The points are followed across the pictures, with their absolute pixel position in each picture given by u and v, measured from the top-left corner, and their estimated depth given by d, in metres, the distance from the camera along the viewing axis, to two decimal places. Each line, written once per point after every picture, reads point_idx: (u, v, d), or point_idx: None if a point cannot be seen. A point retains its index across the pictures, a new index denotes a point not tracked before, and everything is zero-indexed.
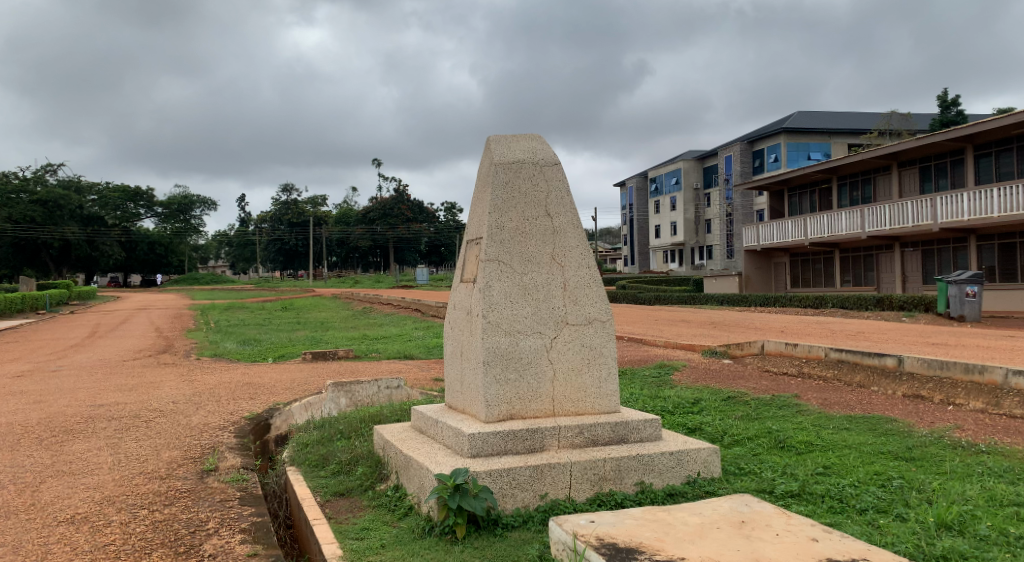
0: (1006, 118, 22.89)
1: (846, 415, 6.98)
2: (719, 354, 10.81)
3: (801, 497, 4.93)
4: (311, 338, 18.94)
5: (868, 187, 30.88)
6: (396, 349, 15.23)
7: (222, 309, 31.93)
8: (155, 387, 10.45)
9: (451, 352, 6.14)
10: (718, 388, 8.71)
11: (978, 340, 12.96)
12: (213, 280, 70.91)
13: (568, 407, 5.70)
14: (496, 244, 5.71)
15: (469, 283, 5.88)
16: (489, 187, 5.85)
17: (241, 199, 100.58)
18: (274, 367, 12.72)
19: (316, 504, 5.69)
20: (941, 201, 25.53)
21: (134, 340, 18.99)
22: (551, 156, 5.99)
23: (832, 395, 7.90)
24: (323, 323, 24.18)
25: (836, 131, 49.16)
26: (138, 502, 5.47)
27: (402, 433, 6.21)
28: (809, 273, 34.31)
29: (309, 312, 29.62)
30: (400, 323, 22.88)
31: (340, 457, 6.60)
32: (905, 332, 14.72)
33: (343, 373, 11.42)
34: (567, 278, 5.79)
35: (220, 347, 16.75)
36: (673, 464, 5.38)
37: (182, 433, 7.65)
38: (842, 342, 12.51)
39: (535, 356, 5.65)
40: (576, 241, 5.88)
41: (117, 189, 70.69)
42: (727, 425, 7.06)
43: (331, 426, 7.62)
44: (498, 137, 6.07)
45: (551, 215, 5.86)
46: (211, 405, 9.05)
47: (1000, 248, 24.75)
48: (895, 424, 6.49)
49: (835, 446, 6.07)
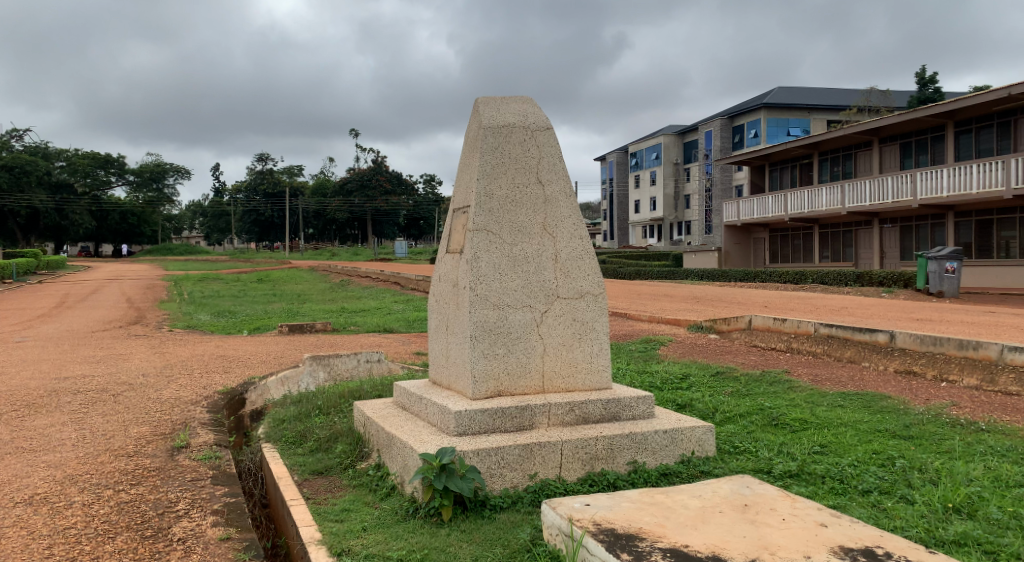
0: (987, 94, 22.81)
1: (838, 392, 6.82)
2: (705, 329, 10.64)
3: (800, 477, 4.75)
4: (288, 310, 18.61)
5: (849, 162, 30.82)
6: (375, 322, 14.94)
7: (197, 280, 31.41)
8: (125, 359, 10.09)
9: (435, 327, 5.88)
10: (706, 363, 8.54)
11: (962, 316, 12.91)
12: (187, 251, 69.90)
13: (559, 383, 5.47)
14: (484, 213, 5.43)
15: (455, 254, 5.60)
16: (477, 151, 5.54)
17: (216, 169, 99.15)
18: (250, 340, 12.38)
19: (293, 484, 5.44)
20: (921, 177, 25.52)
21: (104, 310, 18.52)
22: (543, 121, 5.69)
23: (823, 371, 7.76)
24: (300, 295, 23.81)
25: (816, 107, 49.10)
26: (103, 481, 5.17)
27: (384, 409, 5.96)
28: (787, 248, 34.39)
29: (286, 284, 29.19)
30: (378, 295, 22.58)
31: (318, 434, 6.33)
32: (888, 307, 14.68)
33: (320, 346, 11.14)
34: (558, 250, 5.53)
35: (194, 318, 16.35)
36: (667, 443, 5.18)
37: (151, 408, 7.32)
38: (828, 317, 12.42)
39: (525, 331, 5.40)
40: (569, 211, 5.61)
41: (88, 156, 69.22)
42: (718, 401, 6.88)
43: (308, 401, 7.35)
44: (487, 99, 5.75)
45: (542, 183, 5.58)
46: (182, 378, 8.72)
47: (977, 225, 24.86)
48: (890, 401, 6.32)
49: (831, 424, 5.88)
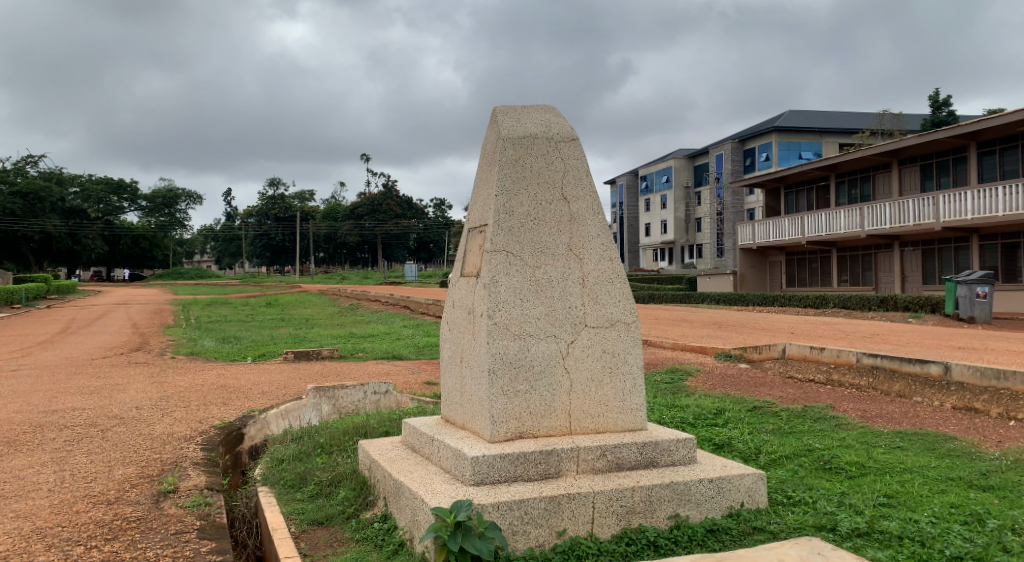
0: (1012, 115, 22.20)
1: (894, 431, 6.17)
2: (734, 357, 9.96)
3: (872, 537, 4.12)
4: (294, 336, 18.03)
5: (867, 185, 30.18)
6: (385, 348, 14.33)
7: (205, 304, 30.93)
8: (120, 389, 9.49)
9: (448, 359, 5.29)
10: (741, 397, 7.88)
11: (1004, 344, 12.22)
12: (197, 274, 69.53)
13: (587, 425, 4.85)
14: (503, 233, 4.85)
15: (471, 278, 5.02)
16: (496, 164, 4.97)
17: (228, 193, 99.44)
18: (253, 368, 11.81)
19: (288, 536, 4.82)
20: (944, 199, 24.84)
21: (106, 336, 17.99)
22: (568, 131, 5.12)
23: (871, 406, 7.10)
24: (308, 319, 23.24)
25: (830, 130, 48.61)
26: (75, 536, 4.57)
27: (392, 451, 5.33)
28: (804, 272, 33.67)
29: (295, 308, 28.66)
30: (388, 320, 21.98)
31: (319, 477, 5.72)
32: (920, 334, 14.01)
33: (326, 375, 10.55)
34: (586, 273, 4.94)
35: (198, 345, 15.80)
36: (713, 494, 4.55)
37: (141, 444, 6.72)
38: (864, 345, 11.73)
39: (549, 364, 4.79)
40: (598, 230, 5.02)
41: (101, 180, 69.39)
42: (760, 441, 6.25)
43: (310, 438, 6.73)
44: (506, 108, 5.19)
45: (567, 200, 5.00)
46: (178, 411, 8.10)
47: (1003, 248, 24.13)
48: (957, 443, 5.68)
49: (895, 470, 5.25)
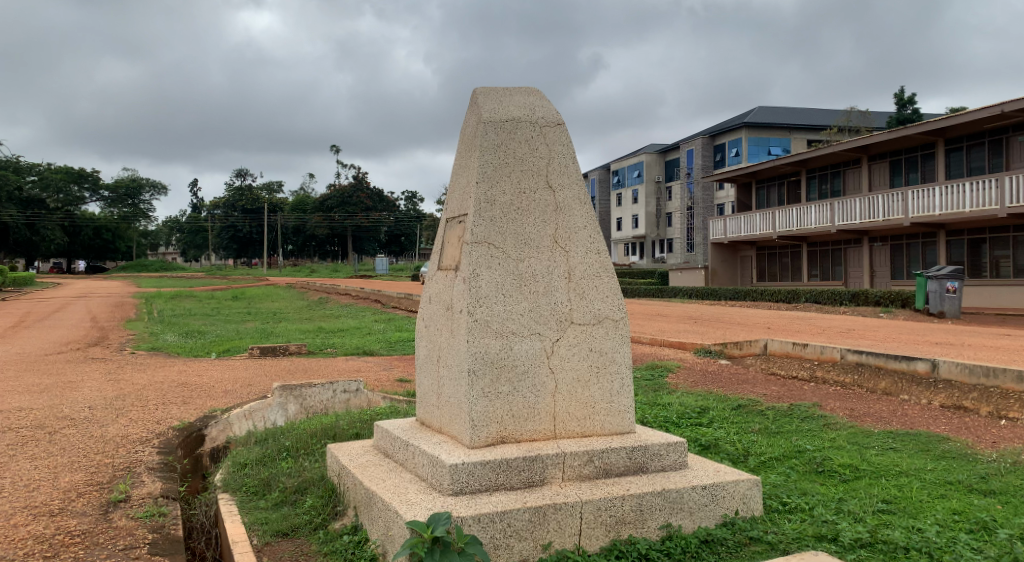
0: (979, 112, 22.35)
1: (886, 432, 5.95)
2: (715, 354, 9.73)
3: (875, 547, 3.89)
4: (261, 330, 17.52)
5: (837, 180, 30.27)
6: (355, 343, 13.92)
7: (169, 297, 30.26)
8: (73, 387, 8.99)
9: (424, 358, 4.97)
10: (724, 395, 7.64)
11: (979, 340, 12.19)
12: (161, 267, 68.29)
13: (573, 428, 4.56)
14: (484, 223, 4.53)
15: (450, 271, 4.69)
16: (476, 150, 4.65)
17: (194, 184, 97.76)
18: (217, 364, 11.35)
19: (249, 550, 4.47)
20: (913, 195, 24.96)
21: (64, 330, 17.36)
22: (553, 115, 4.81)
23: (858, 405, 6.90)
24: (275, 313, 22.72)
25: (799, 126, 48.91)
26: (9, 555, 4.16)
27: (363, 457, 4.99)
28: (775, 266, 33.79)
29: (262, 302, 28.02)
30: (358, 314, 21.57)
31: (285, 484, 5.34)
32: (895, 329, 13.96)
33: (294, 372, 10.15)
34: (572, 267, 4.64)
35: (160, 339, 15.26)
36: (706, 501, 4.28)
37: (92, 448, 6.28)
38: (843, 341, 11.62)
39: (532, 364, 4.49)
40: (585, 221, 4.73)
41: (61, 170, 68.10)
42: (748, 443, 6.00)
43: (274, 441, 6.34)
44: (487, 90, 4.86)
45: (552, 188, 4.69)
46: (133, 411, 7.65)
47: (970, 244, 24.36)
48: (952, 444, 5.49)
49: (890, 473, 5.02)
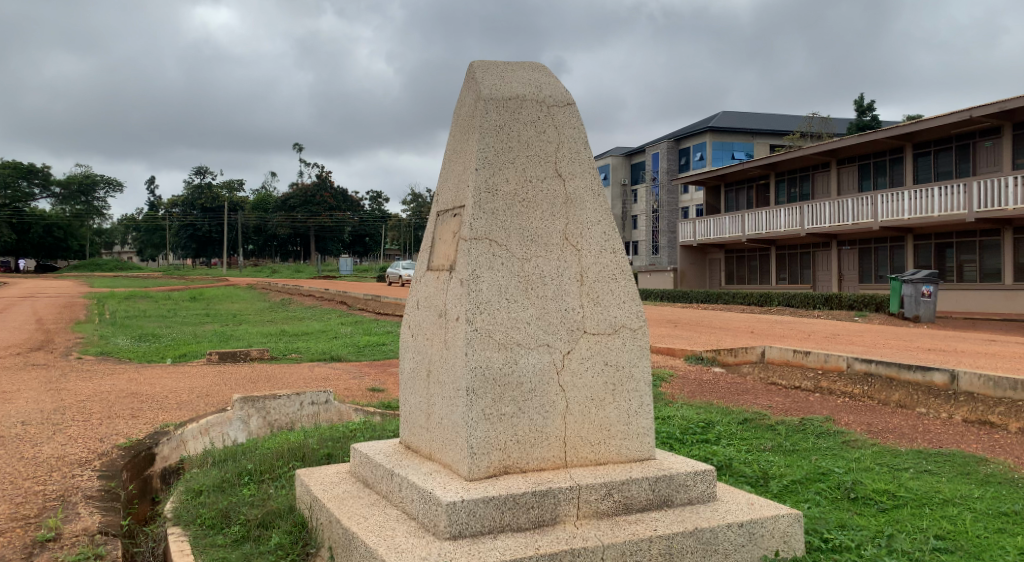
0: (948, 117, 22.24)
1: (915, 451, 5.44)
2: (706, 360, 9.17)
3: None
4: (220, 333, 16.61)
5: (806, 184, 30.14)
6: (320, 348, 13.13)
7: (122, 298, 28.95)
8: (6, 399, 8.10)
9: (411, 372, 4.30)
10: (727, 407, 7.07)
11: (970, 347, 11.88)
12: (116, 266, 66.27)
13: (586, 455, 3.93)
14: (485, 217, 3.88)
15: (443, 272, 4.03)
16: (475, 131, 3.99)
17: (151, 182, 95.18)
18: (171, 371, 10.51)
19: None
20: (883, 198, 24.85)
21: (7, 333, 16.29)
22: (561, 94, 4.18)
23: (874, 419, 6.41)
24: (236, 316, 21.73)
25: (763, 131, 49.08)
26: None
27: (340, 486, 4.30)
28: (743, 269, 33.60)
29: (222, 304, 26.87)
30: (323, 317, 20.71)
31: (246, 516, 4.58)
32: (881, 335, 13.60)
33: (255, 381, 9.36)
34: (584, 268, 4.01)
35: (111, 344, 14.27)
36: (743, 541, 3.69)
37: (21, 473, 5.46)
38: (835, 347, 11.16)
39: (539, 381, 3.84)
40: (599, 214, 4.10)
41: (10, 165, 65.76)
42: (765, 464, 5.43)
43: (234, 463, 5.60)
44: (485, 64, 4.21)
45: (561, 177, 4.06)
46: (73, 427, 6.82)
47: (937, 248, 24.29)
48: (993, 467, 5.02)
49: (935, 502, 4.51)
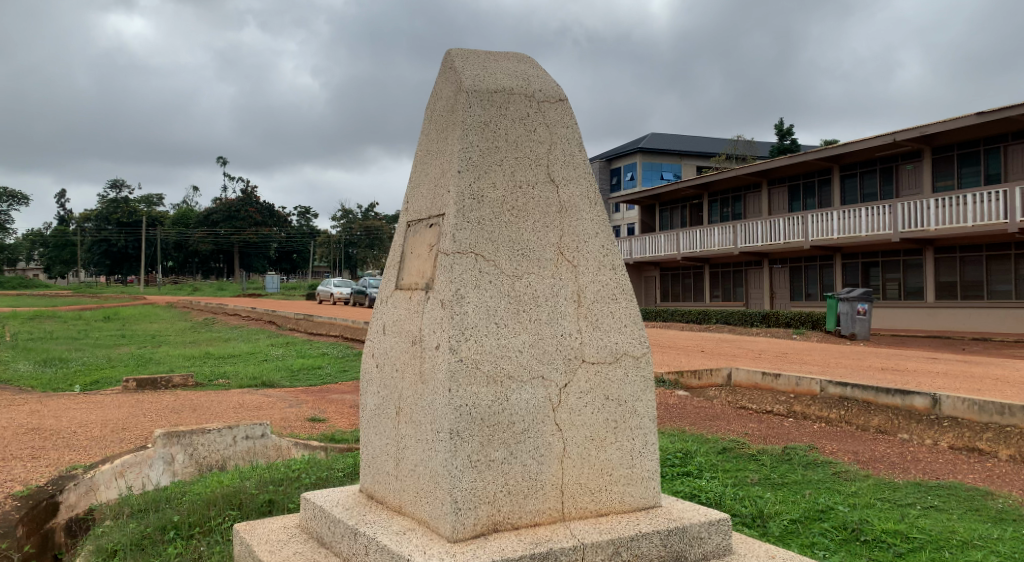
0: (873, 140, 22.72)
1: (913, 483, 5.09)
2: (669, 384, 8.65)
3: None
4: (137, 356, 15.37)
5: (738, 204, 30.50)
6: (250, 373, 12.16)
7: (26, 318, 26.92)
8: None
9: (376, 411, 3.67)
10: (703, 435, 6.62)
11: (917, 365, 11.89)
12: (22, 283, 62.31)
13: (586, 504, 3.37)
14: (469, 227, 3.31)
15: (418, 293, 3.44)
16: (457, 127, 3.43)
17: (62, 196, 90.70)
18: (81, 401, 9.42)
19: None
20: (813, 218, 25.21)
21: None
22: (552, 89, 3.64)
23: (855, 446, 6.10)
24: (155, 338, 20.29)
25: (691, 153, 49.94)
26: None
27: (288, 546, 3.60)
28: (677, 287, 33.76)
29: (138, 324, 25.22)
30: (250, 338, 19.57)
31: None
32: (828, 354, 13.52)
33: (180, 412, 8.45)
34: (581, 285, 3.47)
35: (12, 370, 12.91)
36: None
37: None
38: (788, 367, 10.93)
39: (534, 422, 3.27)
40: (596, 226, 3.57)
41: None
42: (754, 499, 4.96)
43: (155, 513, 4.81)
44: (463, 53, 3.65)
45: (555, 183, 3.51)
46: None
47: (864, 267, 24.75)
48: (1000, 500, 4.71)
49: (953, 544, 4.12)
